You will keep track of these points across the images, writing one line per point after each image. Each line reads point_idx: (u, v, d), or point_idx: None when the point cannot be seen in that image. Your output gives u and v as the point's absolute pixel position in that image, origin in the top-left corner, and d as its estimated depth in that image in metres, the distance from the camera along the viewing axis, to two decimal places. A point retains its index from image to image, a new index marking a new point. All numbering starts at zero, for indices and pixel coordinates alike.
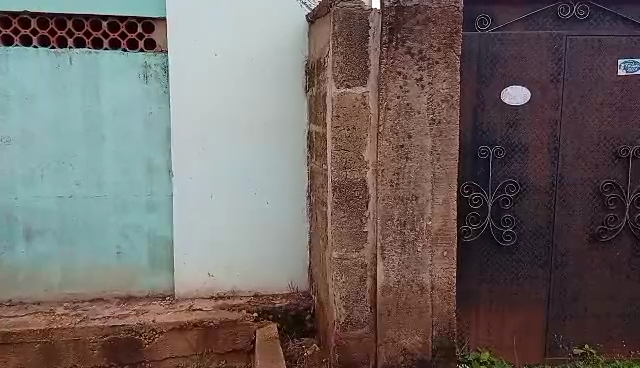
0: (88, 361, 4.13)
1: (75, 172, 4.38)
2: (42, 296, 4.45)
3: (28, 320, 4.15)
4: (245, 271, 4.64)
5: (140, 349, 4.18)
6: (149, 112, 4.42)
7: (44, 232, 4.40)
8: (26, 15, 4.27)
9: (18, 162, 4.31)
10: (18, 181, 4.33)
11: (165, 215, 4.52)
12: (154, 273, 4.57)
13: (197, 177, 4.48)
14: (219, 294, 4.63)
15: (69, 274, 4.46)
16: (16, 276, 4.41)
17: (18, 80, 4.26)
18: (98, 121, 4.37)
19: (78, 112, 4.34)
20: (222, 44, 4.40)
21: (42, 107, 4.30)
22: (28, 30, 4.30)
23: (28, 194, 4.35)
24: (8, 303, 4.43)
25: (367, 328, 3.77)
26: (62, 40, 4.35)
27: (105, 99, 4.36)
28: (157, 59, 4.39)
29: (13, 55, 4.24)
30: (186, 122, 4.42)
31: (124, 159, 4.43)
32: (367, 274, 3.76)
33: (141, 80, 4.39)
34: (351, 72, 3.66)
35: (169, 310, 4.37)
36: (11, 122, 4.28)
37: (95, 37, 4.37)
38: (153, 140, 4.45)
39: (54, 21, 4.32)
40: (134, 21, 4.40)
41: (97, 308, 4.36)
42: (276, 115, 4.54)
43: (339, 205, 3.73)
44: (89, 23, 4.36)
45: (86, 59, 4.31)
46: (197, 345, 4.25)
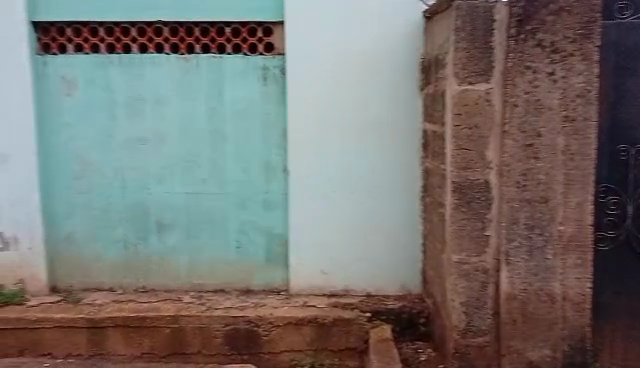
0: (212, 348, 4.36)
1: (200, 171, 4.65)
2: (170, 285, 4.76)
3: (159, 307, 4.46)
4: (357, 271, 4.64)
5: (258, 340, 4.34)
6: (267, 113, 4.58)
7: (173, 226, 4.71)
8: (159, 24, 4.50)
9: (152, 160, 4.63)
10: (152, 178, 4.65)
11: (282, 212, 4.67)
12: (270, 269, 4.74)
13: (311, 177, 4.56)
14: (331, 292, 4.67)
15: (194, 266, 4.75)
16: (149, 265, 4.74)
17: (152, 84, 4.54)
18: (221, 122, 4.60)
19: (203, 114, 4.59)
20: (337, 45, 4.43)
21: (172, 109, 4.58)
22: (160, 38, 4.54)
23: (160, 190, 4.67)
24: (141, 290, 4.76)
25: (488, 337, 3.60)
26: (190, 47, 4.56)
27: (227, 101, 4.58)
28: (276, 61, 4.53)
29: (148, 62, 4.52)
30: (302, 122, 4.50)
31: (244, 158, 4.63)
32: (489, 280, 3.58)
33: (260, 82, 4.56)
34: (473, 68, 3.50)
35: (285, 304, 4.51)
36: (145, 123, 4.59)
37: (219, 43, 4.56)
38: (271, 139, 4.60)
39: (183, 29, 4.54)
40: (255, 26, 4.54)
41: (219, 299, 4.61)
42: (390, 114, 4.49)
43: (460, 207, 3.59)
44: (214, 30, 4.55)
45: (212, 63, 4.54)
46: (312, 341, 4.33)
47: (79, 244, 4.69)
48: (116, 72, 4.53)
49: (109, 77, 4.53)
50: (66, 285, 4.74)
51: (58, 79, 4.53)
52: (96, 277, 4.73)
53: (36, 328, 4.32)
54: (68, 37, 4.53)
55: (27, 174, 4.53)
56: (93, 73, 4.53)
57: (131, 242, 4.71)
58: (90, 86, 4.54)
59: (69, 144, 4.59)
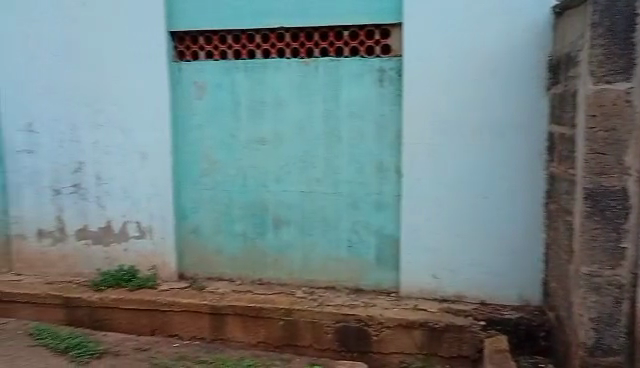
0: (323, 343, 4.46)
1: (315, 171, 4.80)
2: (284, 279, 4.97)
3: (275, 299, 4.67)
4: (470, 277, 4.50)
5: (368, 340, 4.38)
6: (383, 115, 4.61)
7: (288, 222, 4.91)
8: (282, 30, 4.72)
9: (271, 160, 4.86)
10: (270, 176, 4.89)
11: (394, 213, 4.67)
12: (380, 270, 4.76)
13: (425, 179, 4.49)
14: (442, 297, 4.57)
15: (307, 262, 4.91)
16: (266, 259, 4.99)
17: (273, 87, 4.78)
18: (337, 124, 4.71)
19: (320, 115, 4.73)
20: (456, 45, 4.32)
21: (292, 110, 4.77)
22: (282, 44, 4.76)
23: (278, 188, 4.89)
24: (258, 282, 5.02)
25: (620, 357, 3.33)
26: (309, 51, 4.73)
27: (344, 103, 4.68)
28: (393, 63, 4.54)
29: (270, 66, 4.76)
30: (418, 123, 4.45)
31: (358, 159, 4.70)
32: (623, 296, 3.31)
33: (376, 84, 4.60)
34: (612, 66, 3.23)
35: (395, 306, 4.50)
36: (266, 124, 4.83)
37: (337, 46, 4.68)
38: (385, 141, 4.63)
39: (303, 34, 4.72)
40: (372, 29, 4.59)
41: (330, 296, 4.73)
42: (511, 116, 4.31)
43: (591, 215, 3.34)
44: (332, 34, 4.67)
45: (330, 67, 4.67)
46: (422, 345, 4.28)
47: (204, 236, 5.07)
48: (242, 76, 4.82)
49: (234, 81, 4.83)
50: (191, 274, 5.13)
51: (190, 84, 4.91)
52: (218, 267, 5.07)
53: (166, 312, 4.70)
54: (200, 45, 4.89)
55: (162, 171, 4.96)
56: (221, 78, 4.85)
57: (250, 236, 5.00)
58: (218, 89, 4.87)
59: (197, 143, 4.96)
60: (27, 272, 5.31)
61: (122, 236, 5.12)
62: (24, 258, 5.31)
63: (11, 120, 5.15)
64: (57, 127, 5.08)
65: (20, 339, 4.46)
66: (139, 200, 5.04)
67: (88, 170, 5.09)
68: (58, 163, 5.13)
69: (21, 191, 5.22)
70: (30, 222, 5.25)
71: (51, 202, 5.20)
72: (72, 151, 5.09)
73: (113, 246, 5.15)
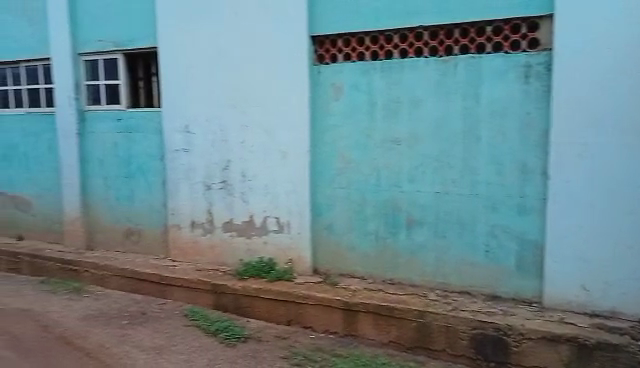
0: (458, 349, 4.32)
1: (452, 171, 4.67)
2: (416, 281, 4.92)
3: (407, 300, 4.64)
4: (628, 292, 4.04)
5: (507, 350, 4.15)
6: (527, 113, 4.34)
7: (421, 223, 4.85)
8: (420, 29, 4.68)
9: (406, 159, 4.83)
10: (405, 176, 4.86)
11: (538, 218, 4.39)
12: (521, 277, 4.50)
13: (576, 183, 4.13)
14: (593, 311, 4.17)
15: (441, 265, 4.81)
16: (398, 259, 4.98)
17: (410, 86, 4.74)
18: (475, 123, 4.54)
19: (458, 114, 4.59)
20: (617, 35, 3.90)
21: (428, 110, 4.70)
22: (420, 42, 4.71)
23: (412, 188, 4.85)
24: (389, 282, 5.03)
25: None
26: (448, 49, 4.63)
27: (484, 102, 4.49)
28: (540, 58, 4.26)
29: (407, 65, 4.74)
30: (568, 122, 4.11)
31: (499, 160, 4.48)
32: None
33: (521, 81, 4.35)
34: None
35: (538, 317, 4.22)
36: (401, 124, 4.81)
37: (479, 43, 4.52)
38: (530, 141, 4.36)
39: (443, 32, 4.63)
40: (518, 23, 4.35)
41: (465, 301, 4.58)
42: None
43: None
44: (474, 30, 4.52)
45: (470, 64, 4.52)
46: (569, 362, 3.96)
47: (338, 234, 5.20)
48: (378, 77, 4.86)
49: (371, 81, 4.90)
50: (324, 269, 5.29)
51: (328, 86, 5.07)
52: (351, 264, 5.18)
53: (301, 304, 4.90)
54: (339, 47, 5.03)
55: (300, 169, 5.20)
56: (357, 79, 4.95)
57: (382, 235, 5.02)
58: (354, 90, 4.97)
59: (334, 143, 5.11)
60: (181, 259, 5.90)
61: (263, 230, 5.46)
62: (179, 245, 5.91)
63: (171, 122, 5.76)
64: (209, 128, 5.57)
65: (177, 318, 4.99)
66: (279, 196, 5.34)
67: (235, 168, 5.52)
68: (209, 161, 5.63)
69: (178, 186, 5.82)
70: (185, 214, 5.83)
71: (202, 196, 5.72)
72: (221, 150, 5.55)
73: (254, 239, 5.51)
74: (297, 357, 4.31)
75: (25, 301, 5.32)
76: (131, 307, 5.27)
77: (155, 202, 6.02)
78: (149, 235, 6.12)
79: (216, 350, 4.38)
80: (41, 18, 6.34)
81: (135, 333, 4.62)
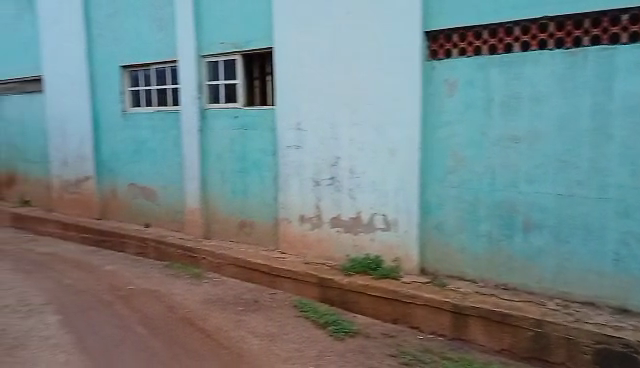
0: (580, 364, 4.00)
1: (577, 172, 4.33)
2: (533, 287, 4.64)
3: (522, 307, 4.40)
4: None
5: None
6: None
7: (540, 227, 4.56)
8: (544, 20, 4.39)
9: (524, 159, 4.57)
10: (523, 177, 4.60)
11: None
12: None
13: None
14: None
15: (562, 272, 4.49)
16: (512, 264, 4.74)
17: (532, 81, 4.48)
18: (606, 120, 4.17)
19: (586, 111, 4.25)
20: None
21: (551, 106, 4.40)
22: (544, 34, 4.42)
23: (530, 189, 4.58)
24: (502, 287, 4.79)
25: None
26: (576, 40, 4.30)
27: (617, 97, 4.11)
28: None
29: (529, 59, 4.48)
30: None
31: (633, 160, 4.08)
32: None
33: None
34: None
35: None
36: (520, 121, 4.56)
37: (612, 33, 4.14)
38: None
39: (570, 23, 4.31)
40: None
41: (589, 313, 4.23)
42: None
43: None
44: (607, 19, 4.15)
45: (601, 56, 4.16)
46: None
47: (448, 234, 5.06)
48: (496, 72, 4.66)
49: (488, 77, 4.70)
50: (432, 269, 5.18)
51: (441, 82, 4.95)
52: (461, 266, 5.02)
53: (409, 303, 4.85)
54: (453, 42, 4.87)
55: (410, 167, 5.13)
56: (473, 74, 4.78)
57: (496, 238, 4.80)
58: (469, 86, 4.80)
59: (446, 140, 4.97)
60: (290, 251, 6.11)
61: (370, 227, 5.48)
62: (288, 239, 6.13)
63: (284, 120, 5.97)
64: (320, 126, 5.70)
65: (287, 308, 5.19)
66: (387, 194, 5.32)
67: (344, 164, 5.59)
68: (319, 158, 5.76)
69: (289, 181, 6.03)
70: (294, 208, 6.03)
71: (311, 191, 5.87)
72: (331, 147, 5.66)
73: (361, 235, 5.55)
74: (406, 356, 4.28)
75: (153, 283, 5.83)
76: (245, 294, 5.57)
77: (267, 196, 6.29)
78: (260, 227, 6.41)
79: (325, 342, 4.48)
80: (169, 23, 6.83)
81: (249, 320, 4.87)
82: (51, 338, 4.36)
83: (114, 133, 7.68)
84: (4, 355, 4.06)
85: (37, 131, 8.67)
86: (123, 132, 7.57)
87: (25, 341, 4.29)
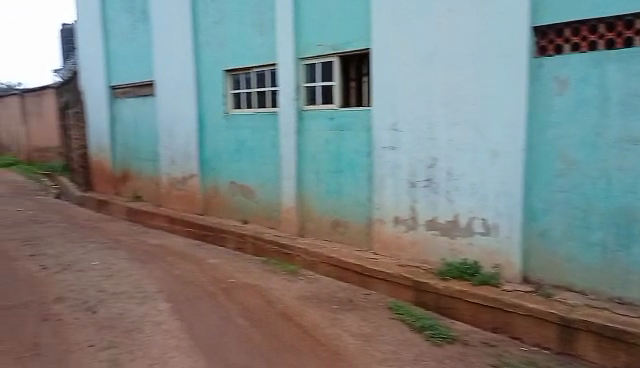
0: None
1: None
2: None
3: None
4: None
5: None
6: None
7: None
8: None
9: None
10: None
11: None
12: None
13: None
14: None
15: None
16: (629, 276, 4.36)
17: None
18: None
19: None
20: None
21: None
22: None
23: None
24: (616, 301, 4.43)
25: None
26: None
27: None
28: None
29: None
30: None
31: None
32: None
33: None
34: None
35: None
36: None
37: None
38: None
39: None
40: None
41: None
42: None
43: None
44: None
45: None
46: None
47: (554, 241, 4.76)
48: (615, 68, 4.31)
49: (605, 74, 4.36)
50: (536, 278, 4.90)
51: (550, 80, 4.67)
52: (568, 276, 4.71)
53: (510, 312, 4.63)
54: (565, 37, 4.58)
55: (513, 169, 4.90)
56: (588, 71, 4.46)
57: (610, 247, 4.44)
58: (582, 84, 4.49)
59: (554, 142, 4.68)
60: (383, 252, 6.09)
61: (467, 231, 5.31)
62: (382, 240, 6.11)
63: (380, 121, 5.95)
64: (417, 126, 5.61)
65: (382, 309, 5.18)
66: (487, 197, 5.12)
67: (441, 166, 5.46)
68: (415, 159, 5.67)
69: (383, 182, 6.00)
70: (389, 210, 5.99)
71: (406, 193, 5.80)
72: (428, 148, 5.55)
73: (458, 239, 5.39)
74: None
75: (252, 277, 6.09)
76: (339, 293, 5.64)
77: (361, 196, 6.32)
78: (353, 227, 6.45)
79: (422, 346, 4.42)
80: (269, 28, 7.08)
81: (345, 318, 4.93)
82: (163, 323, 4.72)
83: (217, 134, 8.11)
84: (123, 336, 4.46)
85: (149, 132, 9.39)
86: (225, 132, 7.98)
87: (141, 325, 4.68)
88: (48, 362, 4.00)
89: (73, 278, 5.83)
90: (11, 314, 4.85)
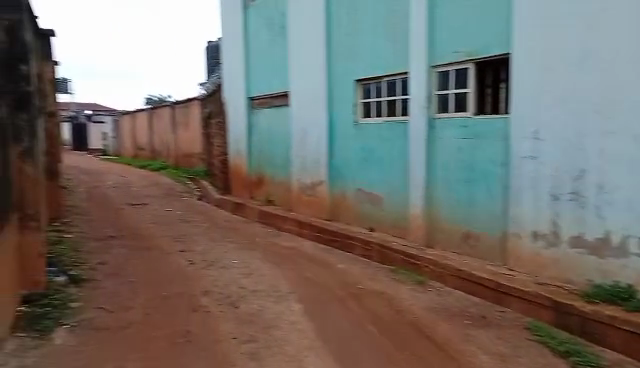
0: None
1: None
2: None
3: None
4: None
5: None
6: None
7: None
8: None
9: None
10: None
11: None
12: None
13: None
14: None
15: None
16: None
17: None
18: None
19: None
20: None
21: None
22: None
23: None
24: None
25: None
26: None
27: None
28: None
29: None
30: None
31: None
32: None
33: None
34: None
35: None
36: None
37: None
38: None
39: None
40: None
41: None
42: None
43: None
44: None
45: None
46: None
47: None
48: None
49: None
50: None
51: None
52: None
53: None
54: None
55: None
56: None
57: None
58: None
59: None
60: (519, 269, 5.75)
61: (620, 251, 4.80)
62: (518, 255, 5.76)
63: (520, 129, 5.63)
64: (562, 135, 5.22)
65: (519, 329, 4.90)
66: None
67: (590, 179, 5.01)
68: (559, 170, 5.28)
69: (521, 194, 5.67)
70: (527, 223, 5.64)
71: (548, 207, 5.42)
72: (575, 159, 5.13)
73: (608, 260, 4.89)
74: None
75: (380, 285, 6.13)
76: (471, 308, 5.43)
77: (496, 208, 6.03)
78: (486, 240, 6.17)
79: None
80: (402, 37, 7.09)
81: (478, 335, 4.75)
82: (297, 323, 4.95)
83: (346, 142, 8.30)
84: (262, 332, 4.76)
85: (282, 140, 9.91)
86: (354, 141, 8.13)
87: (277, 323, 4.95)
88: (198, 349, 4.40)
89: (216, 274, 6.36)
90: (166, 303, 5.43)
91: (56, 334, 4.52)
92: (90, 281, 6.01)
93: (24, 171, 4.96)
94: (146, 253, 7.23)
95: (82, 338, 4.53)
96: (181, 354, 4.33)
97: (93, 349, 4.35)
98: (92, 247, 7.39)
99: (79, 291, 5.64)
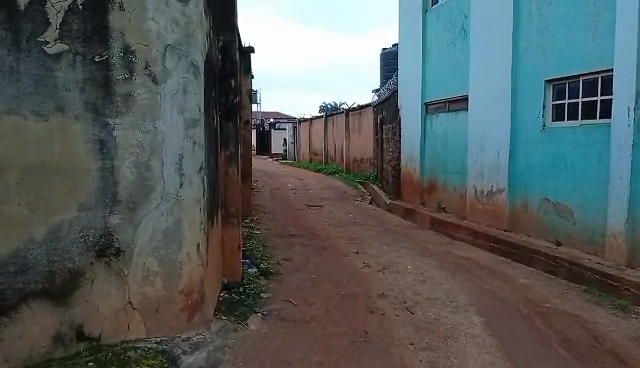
0: None
1: None
2: None
3: None
4: None
5: None
6: None
7: None
8: None
9: None
10: None
11: None
12: None
13: None
14: None
15: None
16: None
17: None
18: None
19: None
20: None
21: None
22: None
23: None
24: None
25: None
26: None
27: None
28: None
29: None
30: None
31: None
32: None
33: None
34: None
35: None
36: None
37: None
38: None
39: None
40: None
41: None
42: None
43: None
44: None
45: None
46: None
47: None
48: None
49: None
50: None
51: None
52: None
53: None
54: None
55: None
56: None
57: None
58: None
59: None
60: None
61: None
62: None
63: None
64: None
65: None
66: None
67: None
68: None
69: None
70: None
71: None
72: None
73: None
74: None
75: (571, 305, 5.56)
76: None
77: None
78: None
79: None
80: (605, 31, 6.37)
81: None
82: (477, 336, 4.74)
83: (532, 148, 7.72)
84: (440, 341, 4.67)
85: (458, 145, 9.64)
86: (541, 146, 7.52)
87: (454, 333, 4.81)
88: (376, 350, 4.50)
89: (391, 278, 6.43)
90: (345, 302, 5.65)
91: (250, 320, 5.00)
92: (277, 274, 6.55)
93: (229, 173, 5.59)
94: (324, 253, 7.64)
95: (271, 326, 4.95)
96: (361, 352, 4.47)
97: (282, 338, 4.71)
98: (277, 244, 8.05)
99: (268, 283, 6.20)
